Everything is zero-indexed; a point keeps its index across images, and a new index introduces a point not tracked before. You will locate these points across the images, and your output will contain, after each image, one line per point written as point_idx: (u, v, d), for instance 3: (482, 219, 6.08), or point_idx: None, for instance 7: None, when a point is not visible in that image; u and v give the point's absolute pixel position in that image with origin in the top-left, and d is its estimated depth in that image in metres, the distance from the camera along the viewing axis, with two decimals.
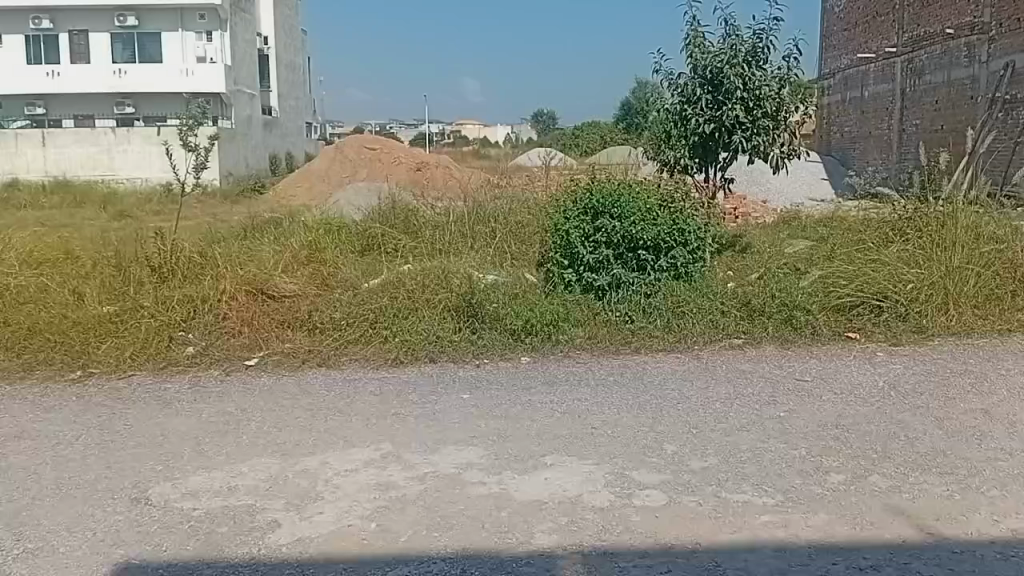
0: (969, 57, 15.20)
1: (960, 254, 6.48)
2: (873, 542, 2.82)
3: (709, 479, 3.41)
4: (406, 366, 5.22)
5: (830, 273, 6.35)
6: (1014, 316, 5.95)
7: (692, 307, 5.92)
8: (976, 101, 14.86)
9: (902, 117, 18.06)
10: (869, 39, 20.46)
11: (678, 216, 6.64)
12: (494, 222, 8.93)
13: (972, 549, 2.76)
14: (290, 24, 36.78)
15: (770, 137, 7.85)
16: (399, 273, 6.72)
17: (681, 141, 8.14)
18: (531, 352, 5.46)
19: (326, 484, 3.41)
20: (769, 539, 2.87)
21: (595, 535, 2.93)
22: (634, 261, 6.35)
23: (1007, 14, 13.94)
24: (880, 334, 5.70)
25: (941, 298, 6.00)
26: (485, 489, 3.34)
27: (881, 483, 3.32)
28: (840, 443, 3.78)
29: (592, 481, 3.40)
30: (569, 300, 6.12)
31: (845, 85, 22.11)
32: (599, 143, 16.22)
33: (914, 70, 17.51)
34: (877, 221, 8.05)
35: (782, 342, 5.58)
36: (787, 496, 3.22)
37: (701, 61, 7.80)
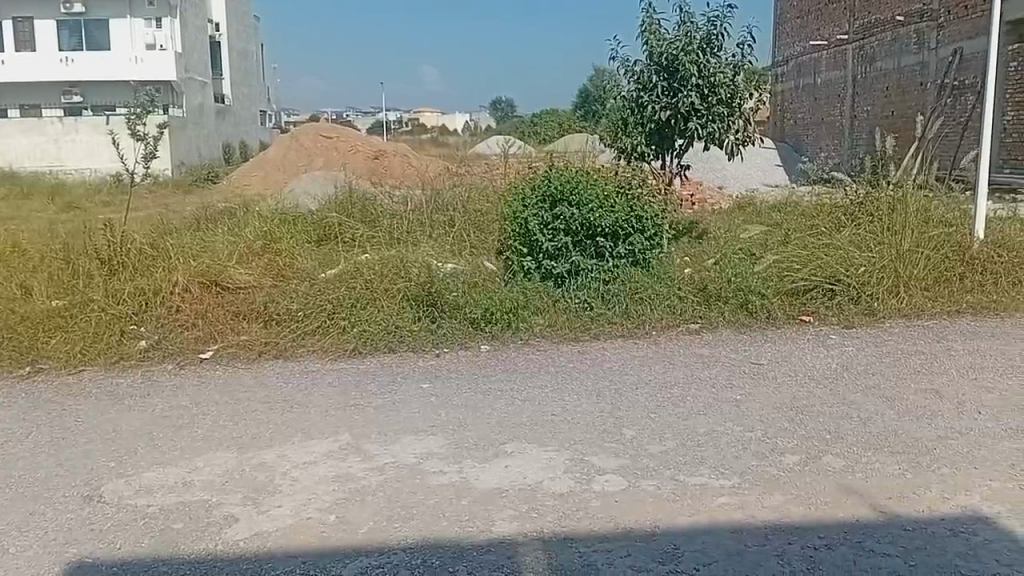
0: (918, 44, 15.49)
1: (910, 239, 6.61)
2: (827, 521, 2.86)
3: (668, 463, 3.43)
4: (364, 356, 5.16)
5: (785, 259, 6.43)
6: (963, 296, 6.08)
7: (650, 293, 5.94)
8: (925, 88, 15.17)
9: (854, 104, 18.37)
10: (821, 27, 20.75)
11: (635, 203, 6.66)
12: (452, 212, 8.87)
13: (923, 525, 2.81)
14: (242, 10, 36.09)
15: (725, 124, 7.90)
16: (356, 263, 6.64)
17: (637, 129, 8.17)
18: (491, 340, 5.43)
19: (284, 477, 3.36)
20: (728, 521, 2.89)
21: (556, 521, 2.92)
22: (592, 248, 6.35)
23: (955, 2, 14.23)
24: (833, 317, 5.79)
25: (892, 281, 6.12)
26: (445, 478, 3.32)
27: (835, 463, 3.37)
28: (795, 425, 3.83)
29: (553, 468, 3.40)
30: (528, 288, 6.10)
31: (798, 72, 22.41)
32: (557, 130, 16.22)
33: (865, 57, 17.80)
34: (830, 206, 8.17)
35: (738, 327, 5.64)
36: (744, 478, 3.26)
37: (656, 48, 7.82)
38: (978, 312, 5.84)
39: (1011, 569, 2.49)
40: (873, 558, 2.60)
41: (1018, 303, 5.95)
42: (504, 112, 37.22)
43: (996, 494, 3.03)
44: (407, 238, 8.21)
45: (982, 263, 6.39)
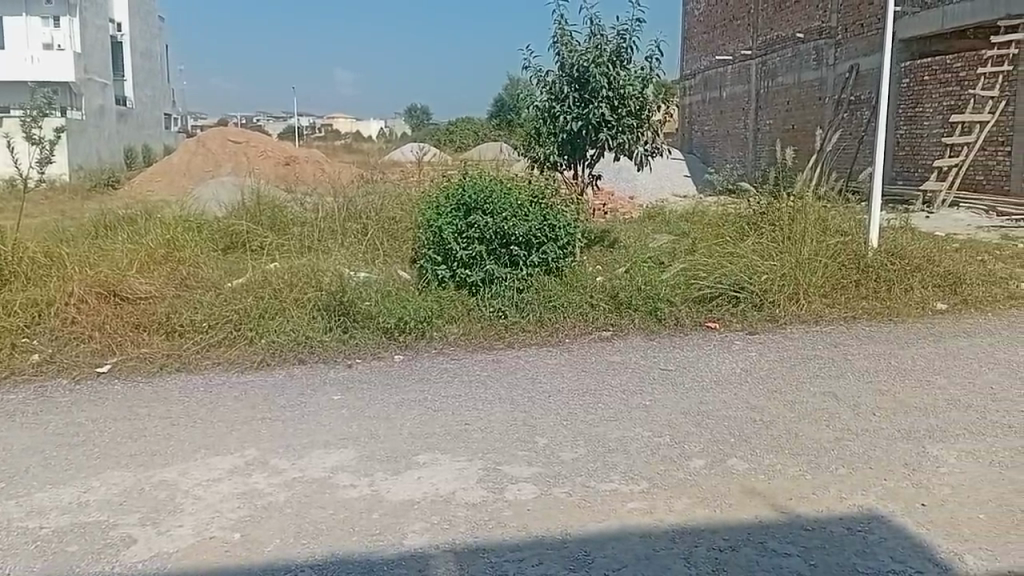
0: (817, 61, 16.20)
1: (810, 248, 6.88)
2: (732, 523, 2.93)
3: (579, 469, 3.46)
4: (272, 367, 5.02)
5: (692, 267, 6.61)
6: (859, 303, 6.36)
7: (564, 301, 6.00)
8: (824, 102, 15.87)
9: (757, 117, 19.06)
10: (726, 42, 21.47)
11: (548, 212, 6.70)
12: (365, 220, 8.77)
13: (822, 524, 2.91)
14: (146, 10, 34.87)
15: (634, 135, 8.06)
16: (264, 272, 6.47)
17: (550, 138, 8.26)
18: (404, 349, 5.38)
19: (186, 495, 3.22)
20: (638, 526, 2.93)
21: (469, 532, 2.90)
22: (506, 256, 6.34)
23: (851, 21, 14.94)
24: (737, 323, 5.97)
25: (793, 288, 6.35)
26: (355, 492, 3.25)
27: (740, 466, 3.46)
28: (702, 429, 3.92)
29: (465, 478, 3.37)
30: (442, 297, 6.07)
31: (704, 85, 23.12)
32: (471, 138, 16.25)
33: (767, 72, 18.52)
34: (735, 216, 8.44)
35: (648, 333, 5.74)
36: (653, 482, 3.31)
37: (568, 60, 7.92)
38: (872, 316, 6.11)
39: (904, 566, 2.60)
40: (775, 558, 2.67)
41: (910, 309, 6.26)
42: (417, 119, 37.05)
43: (889, 492, 3.16)
44: (319, 246, 8.05)
45: (876, 271, 6.68)
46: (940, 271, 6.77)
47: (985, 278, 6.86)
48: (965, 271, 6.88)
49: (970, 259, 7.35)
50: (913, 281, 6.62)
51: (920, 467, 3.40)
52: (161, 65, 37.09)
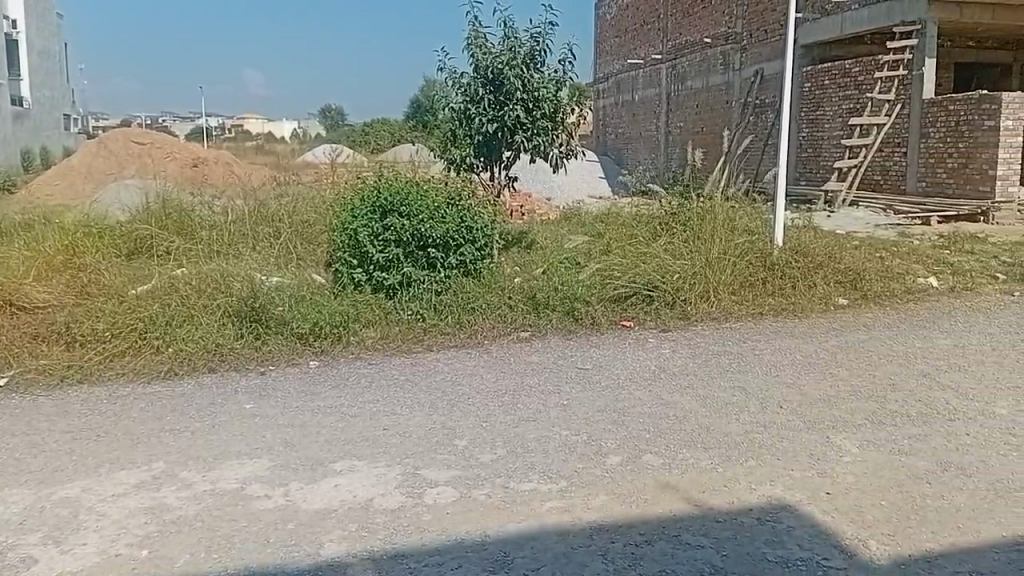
0: (724, 65, 16.70)
1: (719, 247, 7.08)
2: (647, 518, 2.99)
3: (498, 470, 3.46)
4: (180, 377, 4.84)
5: (607, 267, 6.71)
6: (766, 299, 6.58)
7: (481, 304, 6.01)
8: (731, 105, 16.36)
9: (668, 120, 19.49)
10: (637, 46, 21.90)
11: (465, 213, 6.68)
12: (278, 223, 8.58)
13: (734, 516, 2.99)
14: (41, 6, 33.20)
15: (549, 137, 8.14)
16: (172, 278, 6.26)
17: (466, 141, 8.26)
18: (319, 355, 5.27)
19: (90, 512, 3.08)
20: (556, 525, 2.95)
21: (386, 538, 2.86)
22: (424, 259, 6.29)
23: (756, 26, 15.46)
24: (651, 321, 6.09)
25: (703, 287, 6.52)
26: (269, 503, 3.17)
27: (654, 462, 3.53)
28: (618, 426, 3.98)
29: (383, 484, 3.33)
30: (358, 301, 5.98)
31: (617, 88, 23.51)
32: (388, 140, 16.08)
33: (677, 75, 18.99)
34: (647, 217, 8.61)
35: (565, 333, 5.80)
36: (571, 481, 3.34)
37: (482, 61, 7.92)
38: (779, 312, 6.34)
39: (811, 553, 2.70)
40: (689, 551, 2.73)
41: (813, 304, 6.51)
42: (332, 120, 36.39)
43: (796, 483, 3.28)
44: (228, 250, 7.82)
45: (782, 268, 6.91)
46: (842, 268, 7.06)
47: (884, 274, 7.19)
48: (865, 267, 7.20)
49: (869, 256, 7.70)
50: (816, 278, 6.88)
51: (826, 457, 3.53)
52: (60, 63, 35.40)
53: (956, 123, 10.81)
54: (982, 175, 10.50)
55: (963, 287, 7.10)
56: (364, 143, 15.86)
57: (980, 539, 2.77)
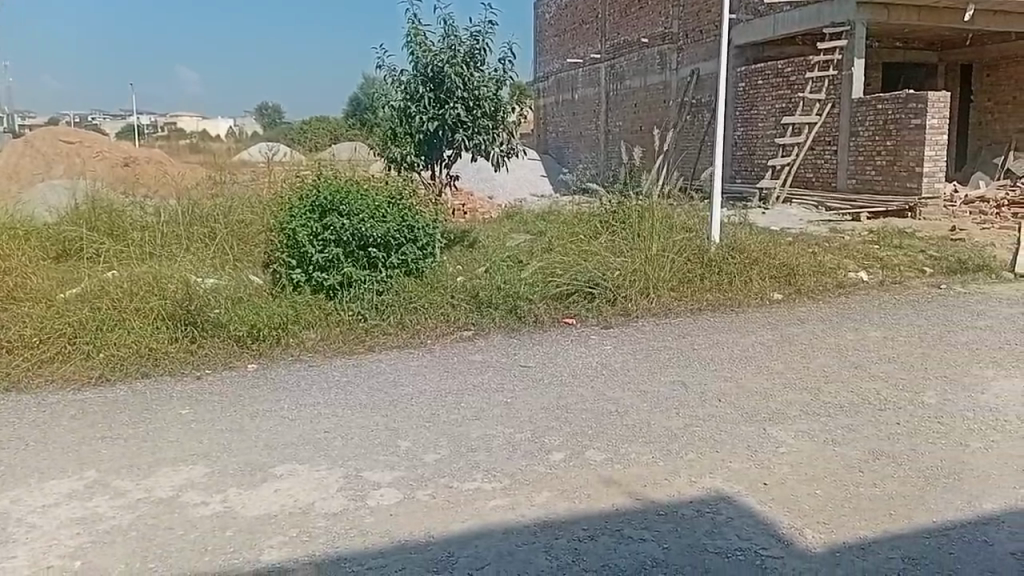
0: (661, 65, 16.94)
1: (658, 244, 7.16)
2: (590, 513, 3.02)
3: (441, 470, 3.45)
4: (112, 384, 4.68)
5: (549, 265, 6.74)
6: (704, 295, 6.70)
7: (423, 303, 5.98)
8: (668, 104, 16.61)
9: (607, 119, 19.67)
10: (576, 45, 22.02)
11: (406, 212, 6.63)
12: (213, 224, 8.39)
13: (675, 508, 3.05)
14: None
15: (490, 136, 8.14)
16: (103, 280, 6.07)
17: (407, 139, 8.16)
18: (258, 358, 5.18)
19: (19, 524, 2.97)
20: (500, 523, 2.96)
21: (328, 542, 2.83)
22: (364, 258, 6.21)
23: (691, 27, 15.73)
24: (593, 318, 6.15)
25: (643, 284, 6.60)
26: (206, 509, 3.10)
27: (597, 457, 3.57)
28: (561, 423, 4.01)
29: (325, 487, 3.29)
30: (297, 301, 5.87)
31: (557, 87, 23.60)
32: (326, 137, 15.81)
33: (615, 75, 19.18)
34: (588, 215, 8.68)
35: (508, 331, 5.82)
36: (515, 479, 3.35)
37: (422, 59, 7.88)
38: (716, 307, 6.47)
39: (749, 543, 2.76)
40: (632, 544, 2.77)
41: (750, 299, 6.67)
42: (270, 118, 35.64)
43: (735, 474, 3.35)
44: (162, 252, 7.60)
45: (719, 265, 7.04)
46: (777, 263, 7.22)
47: (817, 268, 7.39)
48: (799, 262, 7.38)
49: (802, 252, 7.90)
50: (752, 273, 7.04)
51: (763, 449, 3.62)
52: None
53: (885, 122, 11.17)
54: (909, 172, 10.86)
55: (892, 281, 7.34)
56: (302, 141, 15.60)
57: (911, 525, 2.87)
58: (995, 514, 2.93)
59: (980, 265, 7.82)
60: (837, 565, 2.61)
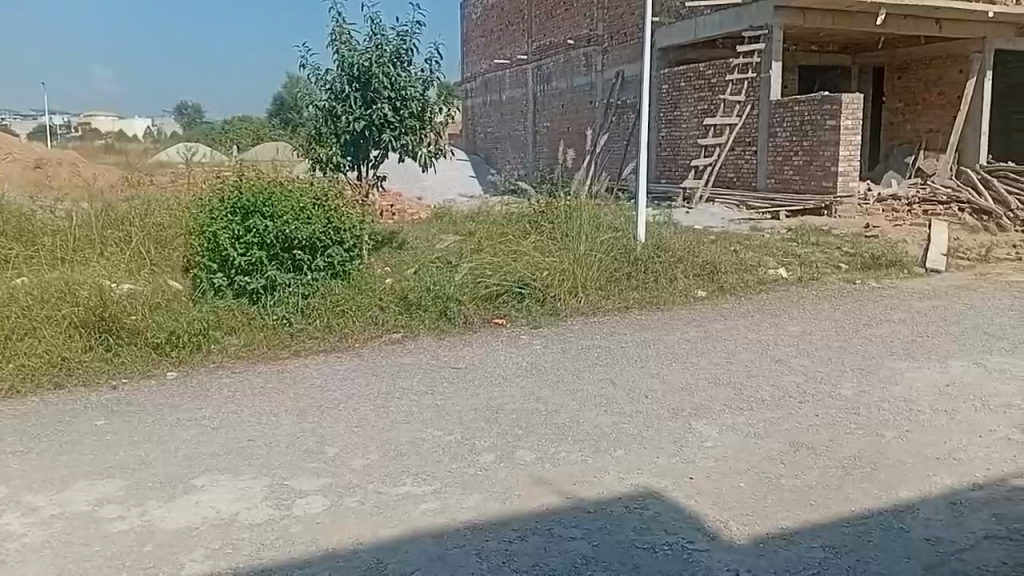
0: (586, 67, 17.11)
1: (585, 243, 7.20)
2: (520, 514, 3.02)
3: (370, 476, 3.39)
4: (21, 395, 4.46)
5: (479, 266, 6.71)
6: (630, 293, 6.79)
7: (351, 306, 5.90)
8: (594, 105, 16.78)
9: (535, 119, 19.77)
10: (502, 47, 22.02)
11: (332, 214, 6.50)
12: (129, 227, 8.08)
13: (604, 506, 3.07)
14: None
15: (417, 137, 8.06)
16: (11, 287, 5.78)
17: (332, 139, 8.01)
18: (177, 366, 5.02)
19: None
20: (431, 527, 2.93)
21: (253, 554, 2.75)
22: (289, 261, 6.08)
23: (616, 29, 15.93)
24: (523, 318, 6.17)
25: (572, 283, 6.63)
26: (123, 524, 2.97)
27: (527, 457, 3.57)
28: (490, 423, 4.01)
29: (249, 498, 3.20)
30: (218, 306, 5.70)
31: (485, 88, 23.57)
32: (249, 137, 15.37)
33: (542, 76, 19.28)
34: (517, 216, 8.69)
35: (438, 333, 5.78)
36: (445, 482, 3.33)
37: (348, 58, 7.77)
38: (643, 306, 6.55)
39: (677, 537, 2.80)
40: (563, 543, 2.77)
41: (675, 297, 6.78)
42: (191, 116, 34.58)
43: (663, 470, 3.39)
44: (75, 257, 7.28)
45: (645, 264, 7.15)
46: (700, 261, 7.35)
47: (739, 266, 7.56)
48: (721, 260, 7.54)
49: (725, 250, 8.08)
50: (677, 271, 7.16)
51: (689, 443, 3.68)
52: None
53: (801, 123, 11.52)
54: (825, 172, 11.23)
55: (809, 277, 7.58)
56: (223, 141, 15.17)
57: (832, 515, 2.95)
58: (910, 501, 3.05)
59: (892, 261, 8.13)
60: (761, 556, 2.66)
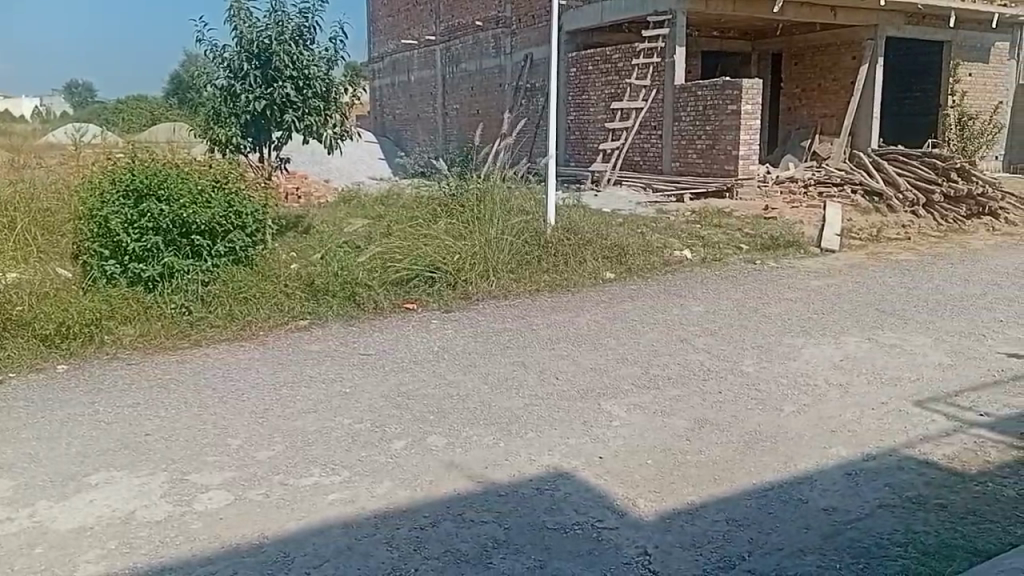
0: (495, 49, 17.04)
1: (496, 226, 7.14)
2: (431, 500, 2.98)
3: (276, 467, 3.29)
4: None
5: (387, 250, 6.60)
6: (542, 276, 6.80)
7: (254, 294, 5.70)
8: (504, 88, 16.73)
9: (444, 102, 19.57)
10: (409, 26, 21.64)
11: (233, 197, 6.25)
12: (13, 212, 7.59)
13: (514, 488, 3.06)
14: None
15: (322, 118, 7.82)
16: None
17: (231, 119, 7.69)
18: (68, 358, 4.73)
19: None
20: (338, 517, 2.85)
21: (153, 553, 2.62)
22: (187, 247, 5.82)
23: (523, 12, 15.91)
24: (433, 303, 6.10)
25: (483, 267, 6.59)
26: (11, 527, 2.79)
27: (438, 443, 3.53)
28: (402, 410, 3.94)
29: (147, 495, 3.04)
30: (111, 295, 5.41)
31: (392, 68, 23.15)
32: (145, 116, 14.63)
33: (451, 58, 19.07)
34: (426, 199, 8.59)
35: (346, 319, 5.65)
36: (354, 471, 3.25)
37: (247, 35, 7.49)
38: (554, 289, 6.58)
39: (586, 516, 2.82)
40: (474, 528, 2.75)
41: (585, 279, 6.85)
42: (81, 96, 32.67)
43: (572, 450, 3.42)
44: None
45: (555, 246, 7.17)
46: (609, 244, 7.44)
47: (646, 247, 7.68)
48: (629, 242, 7.65)
49: (632, 232, 8.20)
50: (586, 254, 7.20)
51: (598, 423, 3.72)
52: None
53: (704, 108, 11.78)
54: (726, 155, 11.55)
55: (713, 258, 7.78)
56: (116, 121, 14.40)
57: (733, 488, 3.03)
58: (808, 473, 3.16)
59: (790, 242, 8.43)
60: (667, 532, 2.71)
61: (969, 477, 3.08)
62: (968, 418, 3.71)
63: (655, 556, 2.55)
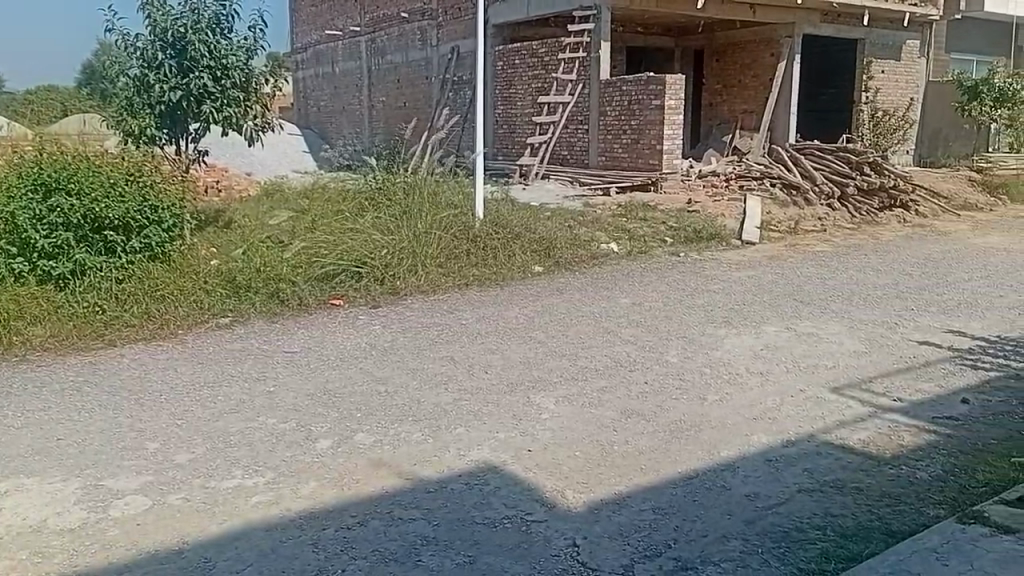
0: (421, 41, 16.86)
1: (424, 222, 7.06)
2: (357, 499, 2.91)
3: (196, 470, 3.17)
4: None
5: (313, 245, 6.47)
6: (470, 270, 6.74)
7: (172, 291, 5.47)
8: (430, 81, 16.59)
9: (369, 95, 19.28)
10: (333, 17, 21.20)
11: (148, 190, 6.02)
12: None
13: (443, 484, 3.02)
14: None
15: (241, 109, 7.57)
16: None
17: (145, 110, 7.39)
18: None
19: None
20: (262, 519, 2.77)
21: (64, 563, 2.49)
22: (100, 243, 5.58)
23: (449, 5, 15.80)
24: (360, 298, 5.98)
25: (411, 261, 6.50)
26: None
27: (366, 441, 3.46)
28: (328, 408, 3.85)
29: (59, 502, 2.89)
30: (17, 292, 5.13)
31: (315, 60, 22.67)
32: (55, 107, 13.96)
33: (376, 49, 18.78)
34: (352, 193, 8.44)
35: (270, 316, 5.50)
36: (278, 471, 3.16)
37: (160, 23, 7.22)
38: (483, 283, 6.54)
39: (515, 510, 2.80)
40: (401, 526, 2.70)
41: (513, 272, 6.84)
42: None
43: (501, 444, 3.40)
44: None
45: (483, 240, 7.13)
46: (537, 237, 7.45)
47: (573, 241, 7.71)
48: (557, 236, 7.68)
49: (560, 225, 8.23)
50: (515, 248, 7.18)
51: (528, 416, 3.71)
52: None
53: (629, 103, 11.93)
54: (651, 149, 11.71)
55: (639, 250, 7.87)
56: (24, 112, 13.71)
57: (661, 477, 3.06)
58: (732, 461, 3.21)
59: (713, 234, 8.61)
60: (596, 523, 2.71)
61: (885, 461, 3.18)
62: (884, 404, 3.83)
63: (583, 548, 2.55)
